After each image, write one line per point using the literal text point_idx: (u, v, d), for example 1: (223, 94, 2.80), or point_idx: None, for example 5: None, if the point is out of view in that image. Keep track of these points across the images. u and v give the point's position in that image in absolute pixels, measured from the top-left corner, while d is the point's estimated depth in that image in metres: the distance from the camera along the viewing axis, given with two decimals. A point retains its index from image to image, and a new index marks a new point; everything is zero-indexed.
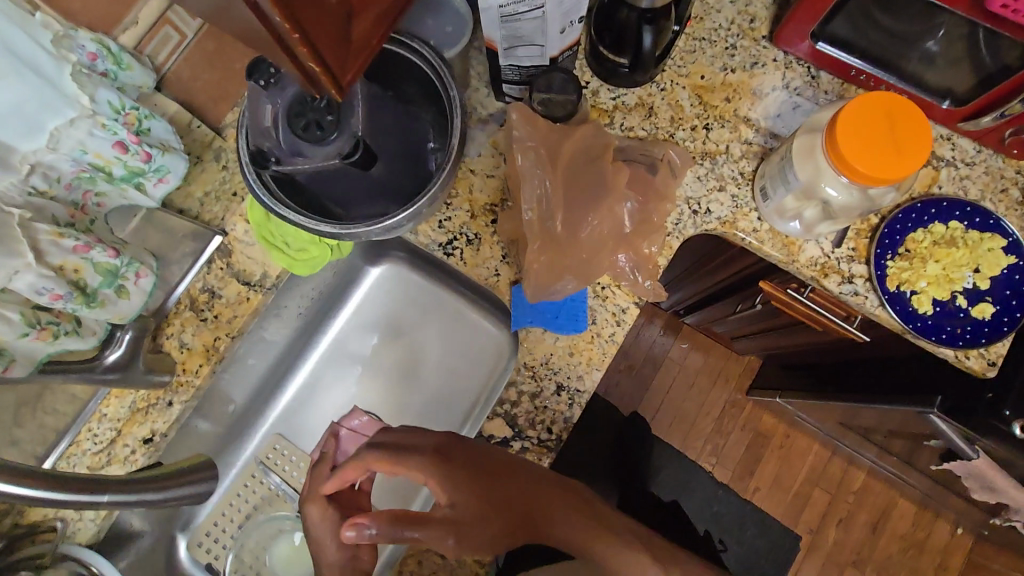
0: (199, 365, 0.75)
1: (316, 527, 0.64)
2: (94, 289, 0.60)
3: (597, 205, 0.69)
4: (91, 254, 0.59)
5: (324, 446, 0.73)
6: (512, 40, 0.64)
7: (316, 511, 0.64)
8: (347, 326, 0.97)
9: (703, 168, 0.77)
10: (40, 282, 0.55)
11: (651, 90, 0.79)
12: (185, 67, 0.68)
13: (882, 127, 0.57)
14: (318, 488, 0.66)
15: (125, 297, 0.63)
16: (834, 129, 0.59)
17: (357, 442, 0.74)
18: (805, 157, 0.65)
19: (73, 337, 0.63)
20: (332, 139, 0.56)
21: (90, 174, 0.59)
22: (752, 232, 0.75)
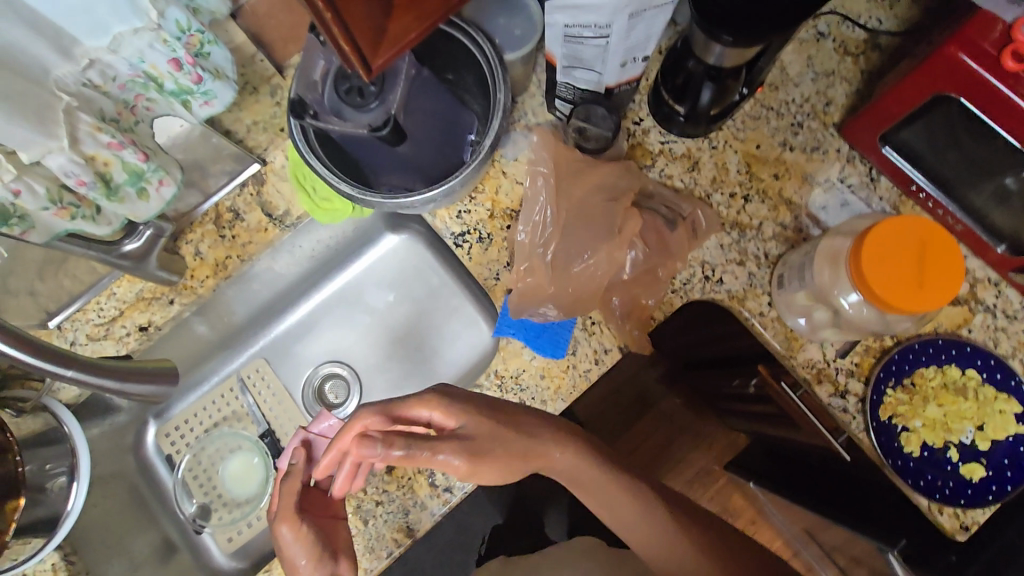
0: (206, 276, 0.80)
1: (290, 546, 0.62)
2: (118, 184, 0.55)
3: (598, 245, 0.73)
4: (123, 153, 0.53)
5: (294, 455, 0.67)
6: (572, 60, 0.65)
7: (289, 531, 0.62)
8: (352, 282, 1.00)
9: (729, 238, 0.75)
10: (69, 166, 0.50)
11: (702, 145, 0.78)
12: None
13: (912, 258, 0.55)
14: (290, 506, 0.63)
15: (143, 199, 0.59)
16: (862, 241, 0.57)
17: (330, 447, 0.70)
18: (826, 262, 0.64)
19: (90, 222, 0.57)
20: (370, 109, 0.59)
21: (142, 80, 0.53)
22: (759, 314, 0.73)
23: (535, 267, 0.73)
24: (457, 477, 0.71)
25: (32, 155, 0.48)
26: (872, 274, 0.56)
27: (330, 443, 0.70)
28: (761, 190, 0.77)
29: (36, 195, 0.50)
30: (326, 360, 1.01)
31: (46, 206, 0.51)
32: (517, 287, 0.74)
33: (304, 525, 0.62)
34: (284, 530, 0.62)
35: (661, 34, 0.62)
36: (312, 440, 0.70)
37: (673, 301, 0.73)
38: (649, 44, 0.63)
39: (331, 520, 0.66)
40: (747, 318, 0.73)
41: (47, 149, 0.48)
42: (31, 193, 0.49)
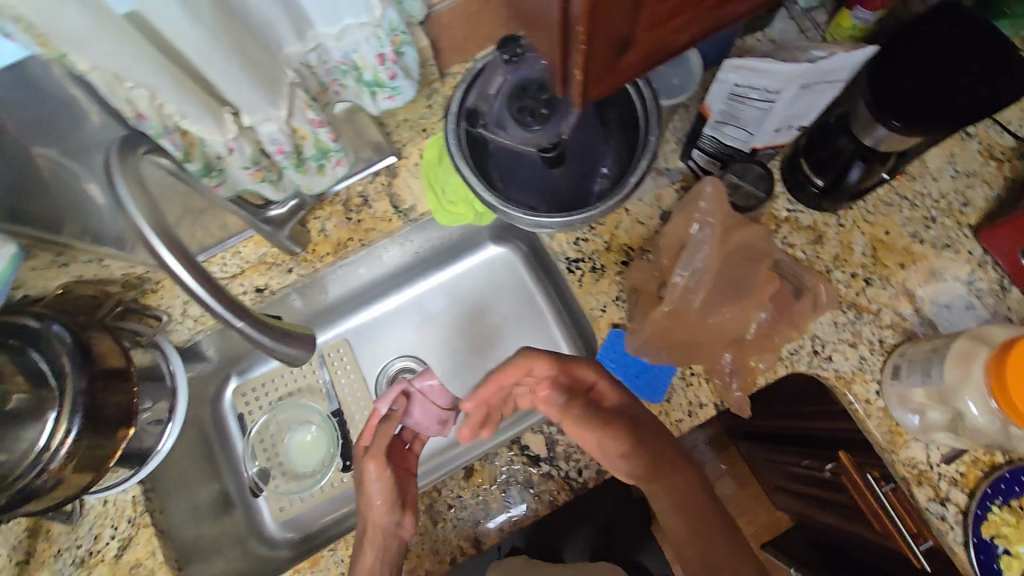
0: (326, 253, 0.84)
1: (371, 483, 0.68)
2: (306, 157, 0.57)
3: (734, 300, 0.69)
4: (319, 130, 0.56)
5: (393, 403, 0.72)
6: (728, 117, 0.68)
7: (374, 469, 0.69)
8: (444, 283, 1.04)
9: (844, 317, 0.75)
10: (277, 134, 0.52)
11: (830, 220, 0.78)
12: None
13: None
14: (380, 448, 0.70)
15: (318, 174, 0.60)
16: (1008, 354, 0.56)
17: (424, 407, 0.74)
18: (956, 362, 0.62)
19: (271, 187, 0.58)
20: (537, 129, 0.62)
21: (346, 68, 0.56)
22: (865, 401, 0.71)
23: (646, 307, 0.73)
24: (532, 497, 0.72)
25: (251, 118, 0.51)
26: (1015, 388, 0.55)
27: (425, 402, 0.74)
28: (883, 276, 0.76)
29: (243, 152, 0.53)
30: (404, 353, 1.03)
31: (247, 164, 0.55)
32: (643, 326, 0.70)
33: (388, 471, 0.69)
34: (371, 466, 0.69)
35: (823, 106, 0.64)
36: (412, 393, 0.73)
37: (779, 369, 0.72)
38: (807, 115, 0.66)
39: (404, 472, 0.72)
40: (853, 403, 0.72)
41: (266, 116, 0.51)
42: (240, 150, 0.52)
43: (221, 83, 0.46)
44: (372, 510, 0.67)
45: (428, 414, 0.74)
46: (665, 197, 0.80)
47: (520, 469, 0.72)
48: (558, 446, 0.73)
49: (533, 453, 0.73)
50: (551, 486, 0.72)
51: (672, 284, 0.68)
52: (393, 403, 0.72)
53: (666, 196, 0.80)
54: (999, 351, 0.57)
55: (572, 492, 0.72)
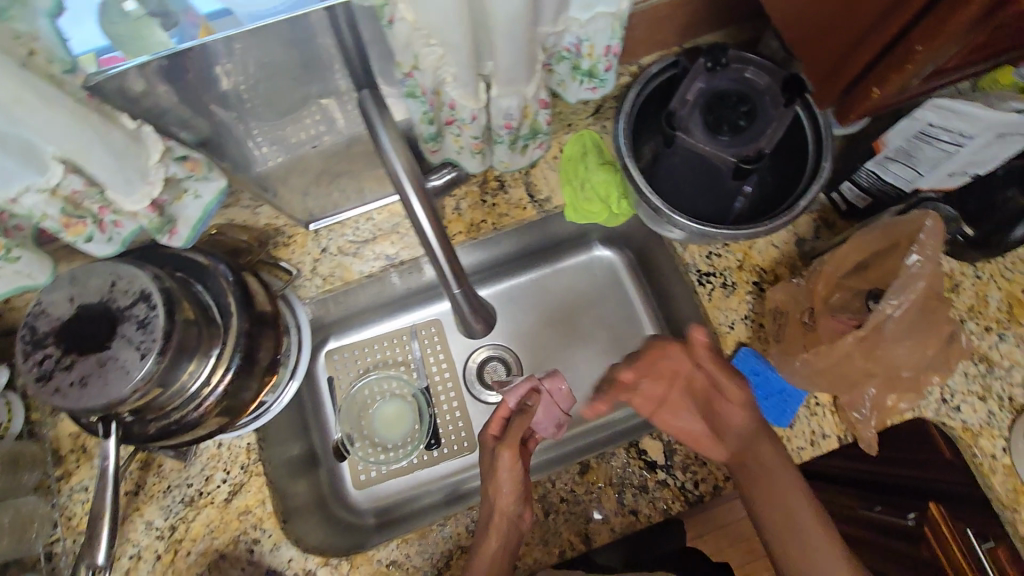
0: (458, 231, 0.85)
1: (503, 473, 0.66)
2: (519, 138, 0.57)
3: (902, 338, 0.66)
4: (540, 112, 0.55)
5: (528, 398, 0.74)
6: (900, 155, 0.69)
7: (507, 459, 0.66)
8: (540, 280, 1.05)
9: (975, 369, 0.75)
10: (511, 110, 0.51)
11: (966, 271, 0.79)
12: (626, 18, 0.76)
13: None
14: (514, 439, 0.68)
15: (519, 153, 0.60)
16: None
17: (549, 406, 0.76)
18: None
19: (470, 159, 0.59)
20: (736, 141, 0.62)
21: (568, 55, 0.56)
22: (990, 455, 0.72)
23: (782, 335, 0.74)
24: (646, 503, 0.71)
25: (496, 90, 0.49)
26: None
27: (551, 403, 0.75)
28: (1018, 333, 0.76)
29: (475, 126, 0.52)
30: (494, 343, 1.03)
31: (473, 137, 0.54)
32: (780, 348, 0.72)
33: (520, 464, 0.67)
34: (504, 454, 0.67)
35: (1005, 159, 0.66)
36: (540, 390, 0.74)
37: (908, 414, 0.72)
38: (988, 164, 0.66)
39: (526, 461, 0.71)
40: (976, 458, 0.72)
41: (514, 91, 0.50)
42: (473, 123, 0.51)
43: (501, 52, 0.45)
44: (499, 496, 0.66)
45: (550, 415, 0.76)
46: (801, 224, 0.82)
47: (637, 474, 0.72)
48: (676, 456, 0.73)
49: (650, 458, 0.73)
50: (666, 495, 0.71)
51: (879, 311, 0.64)
52: (524, 397, 0.74)
53: (803, 223, 0.82)
54: None
55: (686, 503, 0.71)
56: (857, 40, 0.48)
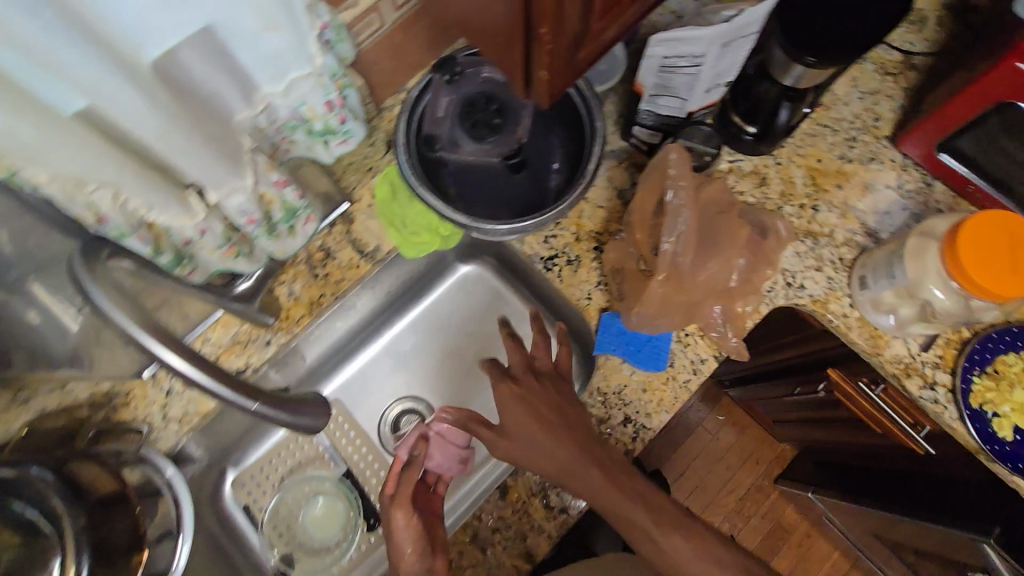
0: (301, 315, 0.80)
1: (400, 530, 0.68)
2: (276, 221, 0.62)
3: (716, 253, 0.70)
4: (285, 191, 0.60)
5: (414, 448, 0.76)
6: (660, 89, 0.71)
7: (401, 517, 0.69)
8: (415, 318, 1.01)
9: (804, 245, 0.80)
10: (246, 206, 0.56)
11: (768, 163, 0.84)
12: (378, 51, 0.69)
13: (1002, 241, 0.60)
14: (404, 494, 0.70)
15: (291, 235, 0.66)
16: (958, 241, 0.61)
17: (442, 447, 0.79)
18: (914, 258, 0.68)
19: (244, 259, 0.64)
20: None
21: (295, 122, 0.56)
22: (842, 316, 0.77)
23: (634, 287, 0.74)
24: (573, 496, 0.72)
25: (219, 194, 0.54)
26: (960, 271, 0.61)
27: (444, 443, 0.79)
28: (827, 199, 0.82)
29: (217, 232, 0.57)
30: (395, 399, 1.00)
31: (220, 243, 0.58)
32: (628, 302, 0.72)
33: (414, 515, 0.69)
34: (397, 515, 0.69)
35: (742, 61, 0.69)
36: (430, 433, 0.78)
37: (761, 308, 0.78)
38: (731, 72, 0.70)
39: (428, 507, 0.74)
40: (834, 322, 0.78)
41: (233, 188, 0.54)
42: (212, 231, 0.56)
43: (186, 166, 0.49)
44: (402, 559, 0.67)
45: (447, 454, 0.79)
46: (616, 177, 0.83)
47: None
48: None
49: None
50: None
51: (663, 253, 0.67)
52: (412, 448, 0.76)
53: (618, 176, 0.83)
54: (949, 237, 0.62)
55: None
56: (499, 24, 0.40)
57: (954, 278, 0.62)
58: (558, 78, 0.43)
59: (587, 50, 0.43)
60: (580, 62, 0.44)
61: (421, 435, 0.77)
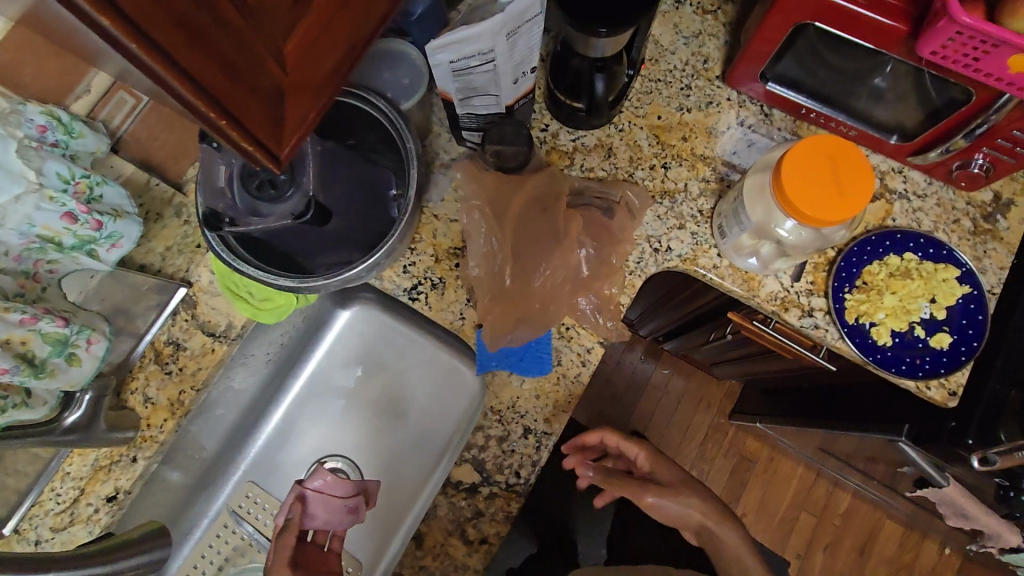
0: (164, 419, 0.74)
1: None
2: (44, 359, 0.59)
3: (549, 256, 0.69)
4: (39, 325, 0.58)
5: (291, 510, 0.81)
6: (466, 91, 0.66)
7: None
8: (317, 372, 0.96)
9: (663, 207, 0.78)
10: None
11: (610, 131, 0.81)
12: (142, 128, 0.74)
13: (826, 170, 0.59)
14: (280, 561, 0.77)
15: (78, 364, 0.63)
16: (783, 174, 0.59)
17: (323, 503, 0.81)
18: (755, 197, 0.67)
19: (22, 408, 0.62)
20: (287, 197, 0.56)
21: (39, 245, 0.60)
22: (714, 268, 0.76)
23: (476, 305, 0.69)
24: (489, 524, 0.70)
25: None
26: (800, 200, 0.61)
27: (324, 498, 0.82)
28: (675, 154, 0.80)
29: None
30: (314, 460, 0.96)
31: None
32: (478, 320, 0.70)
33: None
34: None
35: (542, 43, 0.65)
36: (306, 494, 0.81)
37: (633, 281, 0.76)
38: (532, 56, 0.66)
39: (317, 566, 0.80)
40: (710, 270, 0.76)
41: None
42: None
43: None
44: None
45: (331, 510, 0.81)
46: None
47: (465, 507, 0.70)
48: (488, 463, 0.71)
49: (468, 484, 0.71)
50: (500, 502, 0.70)
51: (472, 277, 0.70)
52: (289, 511, 0.81)
53: None
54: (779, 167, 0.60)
55: (520, 497, 0.70)
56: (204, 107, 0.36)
57: (787, 212, 0.61)
58: (271, 130, 0.38)
59: (298, 95, 0.39)
60: (298, 107, 0.39)
61: (297, 497, 0.81)
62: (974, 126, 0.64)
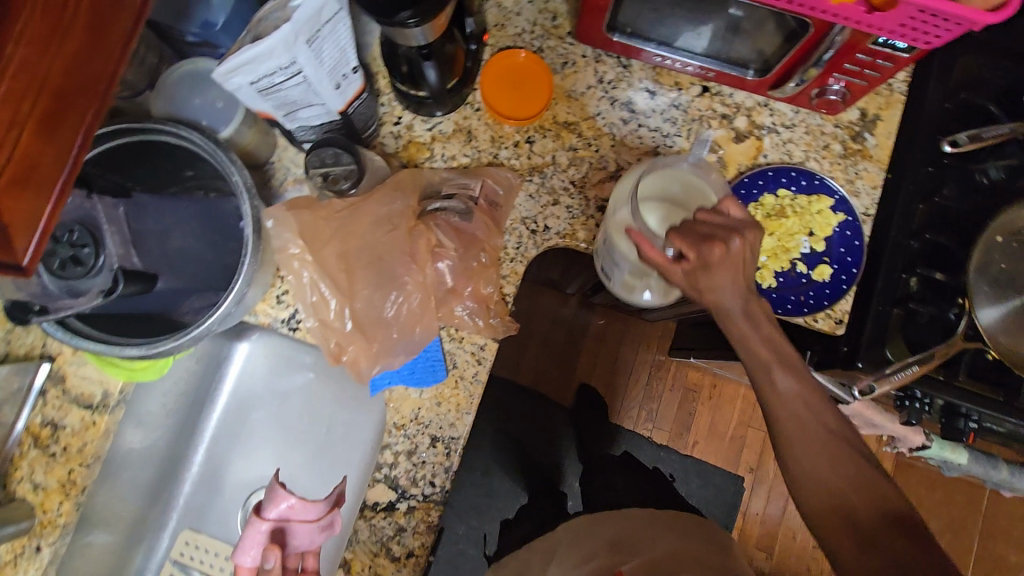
0: (60, 502, 0.72)
1: None
2: None
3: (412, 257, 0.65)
4: None
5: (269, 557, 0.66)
6: (287, 106, 0.61)
7: None
8: (232, 408, 0.92)
9: (533, 184, 0.76)
10: None
11: (466, 112, 0.77)
12: None
13: (510, 90, 0.76)
14: None
15: None
16: (501, 92, 0.76)
17: (298, 528, 0.68)
18: (623, 242, 0.66)
19: None
20: (90, 277, 0.55)
21: None
22: (592, 239, 0.75)
23: (347, 336, 0.65)
24: (414, 537, 0.70)
25: None
26: (510, 94, 0.76)
27: (296, 525, 0.68)
28: (537, 126, 0.77)
29: None
30: (248, 494, 0.93)
31: None
32: (348, 356, 0.65)
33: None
34: None
35: (353, 40, 0.60)
36: (283, 526, 0.68)
37: (515, 268, 0.73)
38: (348, 57, 0.60)
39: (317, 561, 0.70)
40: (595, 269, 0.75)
41: None
42: None
43: None
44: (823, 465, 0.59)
45: (304, 534, 0.68)
46: None
47: (387, 525, 0.70)
48: (401, 479, 0.70)
49: (386, 503, 0.70)
50: (420, 514, 0.70)
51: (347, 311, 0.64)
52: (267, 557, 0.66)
53: None
54: (500, 91, 0.75)
55: (440, 505, 0.71)
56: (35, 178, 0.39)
57: (504, 107, 0.75)
58: None
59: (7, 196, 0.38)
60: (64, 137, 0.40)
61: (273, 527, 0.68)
62: (821, 55, 0.62)
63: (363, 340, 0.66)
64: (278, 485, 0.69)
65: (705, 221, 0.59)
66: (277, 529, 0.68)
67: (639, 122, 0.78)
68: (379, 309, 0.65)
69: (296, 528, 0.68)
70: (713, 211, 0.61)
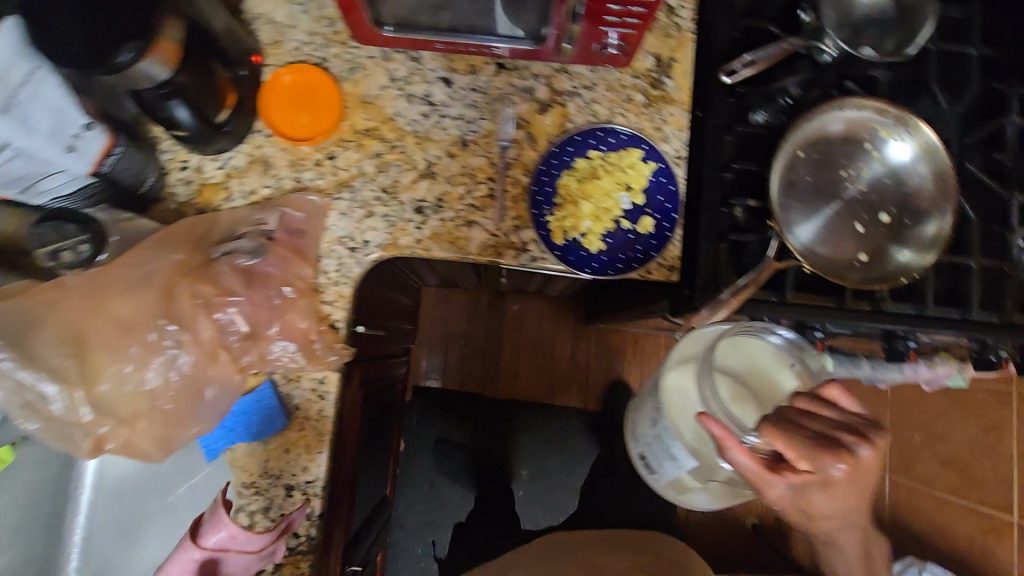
0: None
1: None
2: None
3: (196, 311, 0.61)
4: None
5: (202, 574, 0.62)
6: (17, 182, 0.54)
7: None
8: (101, 500, 0.83)
9: (344, 201, 0.72)
10: None
11: (256, 141, 0.72)
12: None
13: (298, 112, 0.72)
14: None
15: None
16: (291, 116, 0.72)
17: (237, 558, 0.63)
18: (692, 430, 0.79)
19: None
20: None
21: None
22: (417, 243, 0.72)
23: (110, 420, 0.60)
24: None
25: None
26: (300, 117, 0.72)
27: (232, 555, 0.63)
28: (335, 140, 0.73)
29: None
30: None
31: None
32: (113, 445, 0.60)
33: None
34: None
35: (72, 95, 0.53)
36: (218, 557, 0.63)
37: (341, 291, 0.71)
38: (74, 114, 0.54)
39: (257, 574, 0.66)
40: (633, 453, 0.95)
41: None
42: None
43: None
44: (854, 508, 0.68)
45: (240, 565, 0.64)
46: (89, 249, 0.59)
47: None
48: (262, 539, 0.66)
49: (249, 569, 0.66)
50: (290, 568, 0.67)
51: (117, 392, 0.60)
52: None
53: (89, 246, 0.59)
54: (289, 117, 0.72)
55: (310, 554, 0.67)
56: None
57: (297, 130, 0.72)
58: None
59: None
60: None
61: (211, 557, 0.62)
62: (572, 7, 0.62)
63: (146, 417, 0.61)
64: (222, 504, 0.63)
65: (807, 423, 0.65)
66: (211, 560, 0.63)
67: (440, 113, 0.74)
68: (136, 382, 0.60)
69: (230, 559, 0.63)
70: (812, 401, 0.67)
